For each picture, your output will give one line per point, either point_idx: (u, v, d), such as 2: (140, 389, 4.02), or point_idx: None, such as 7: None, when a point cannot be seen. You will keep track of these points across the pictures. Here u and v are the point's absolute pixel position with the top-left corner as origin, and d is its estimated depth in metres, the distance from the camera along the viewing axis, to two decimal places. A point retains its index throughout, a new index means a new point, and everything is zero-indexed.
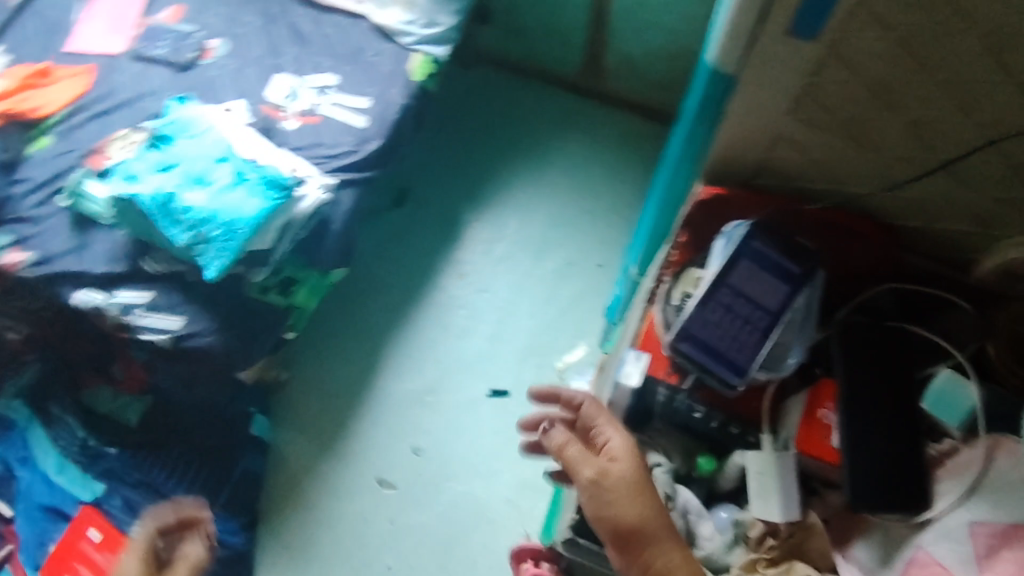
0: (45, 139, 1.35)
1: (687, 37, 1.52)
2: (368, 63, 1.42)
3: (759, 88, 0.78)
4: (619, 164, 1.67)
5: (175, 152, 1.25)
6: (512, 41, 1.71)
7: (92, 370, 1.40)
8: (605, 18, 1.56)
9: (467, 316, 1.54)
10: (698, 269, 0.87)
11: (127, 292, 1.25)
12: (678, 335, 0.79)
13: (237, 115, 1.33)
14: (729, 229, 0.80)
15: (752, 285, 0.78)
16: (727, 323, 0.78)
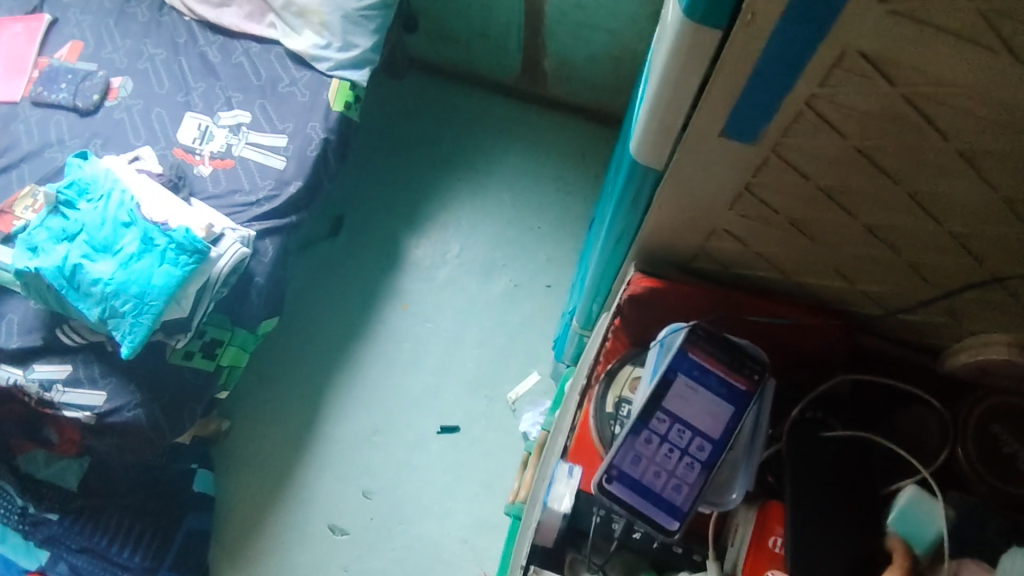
0: None
1: (631, 39, 1.38)
2: (283, 95, 1.34)
3: (700, 184, 0.72)
4: (566, 175, 1.58)
5: (77, 218, 1.17)
6: (443, 46, 1.59)
7: (24, 436, 1.33)
8: (540, 20, 1.43)
9: (414, 349, 1.48)
10: (633, 367, 0.88)
11: (45, 367, 1.18)
12: (607, 475, 0.74)
13: (144, 168, 1.26)
14: (663, 338, 0.80)
15: (687, 408, 0.76)
16: (661, 459, 0.74)
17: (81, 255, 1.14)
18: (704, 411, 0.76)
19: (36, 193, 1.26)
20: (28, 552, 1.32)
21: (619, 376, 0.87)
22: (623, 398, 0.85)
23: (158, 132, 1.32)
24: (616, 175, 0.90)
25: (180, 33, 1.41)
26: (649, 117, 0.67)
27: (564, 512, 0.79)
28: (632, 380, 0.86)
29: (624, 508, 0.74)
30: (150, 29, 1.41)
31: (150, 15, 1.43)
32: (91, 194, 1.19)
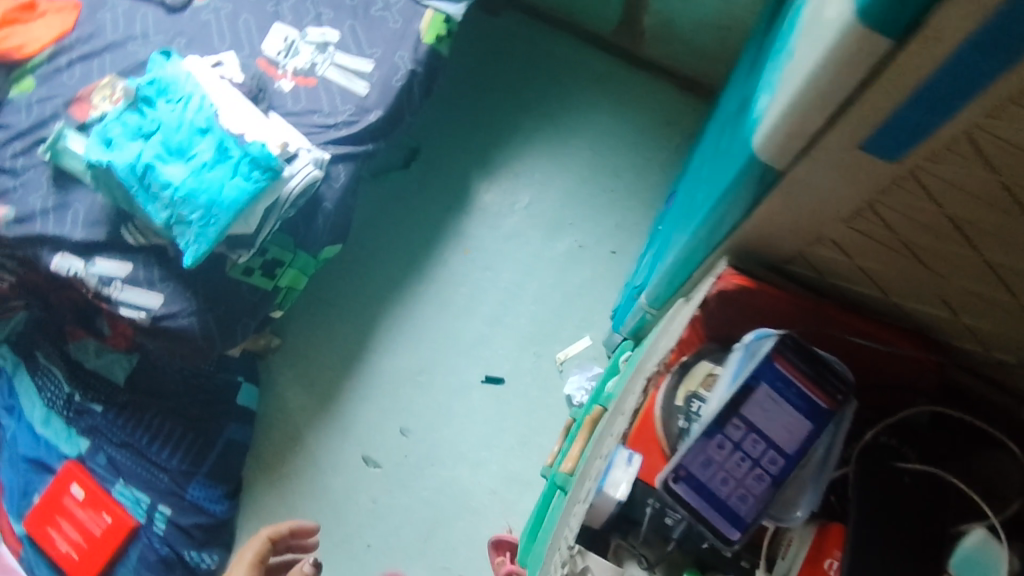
0: (28, 81, 1.31)
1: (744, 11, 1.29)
2: (374, 19, 1.29)
3: (810, 194, 0.67)
4: (649, 140, 1.52)
5: (154, 117, 1.15)
6: None
7: (79, 325, 1.37)
8: None
9: (469, 295, 1.46)
10: (709, 364, 0.85)
11: (105, 263, 1.19)
12: (673, 473, 0.72)
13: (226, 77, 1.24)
14: (750, 342, 0.77)
15: (765, 419, 0.73)
16: (731, 466, 0.72)
17: (153, 155, 1.12)
18: (781, 425, 0.72)
19: (115, 83, 1.25)
20: (69, 437, 1.37)
21: (693, 371, 0.84)
22: (694, 394, 0.83)
23: (243, 39, 1.29)
24: (720, 167, 0.85)
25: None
26: (781, 118, 0.61)
27: (619, 499, 0.77)
28: (708, 377, 0.83)
29: (687, 510, 0.72)
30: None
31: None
32: (170, 94, 1.16)
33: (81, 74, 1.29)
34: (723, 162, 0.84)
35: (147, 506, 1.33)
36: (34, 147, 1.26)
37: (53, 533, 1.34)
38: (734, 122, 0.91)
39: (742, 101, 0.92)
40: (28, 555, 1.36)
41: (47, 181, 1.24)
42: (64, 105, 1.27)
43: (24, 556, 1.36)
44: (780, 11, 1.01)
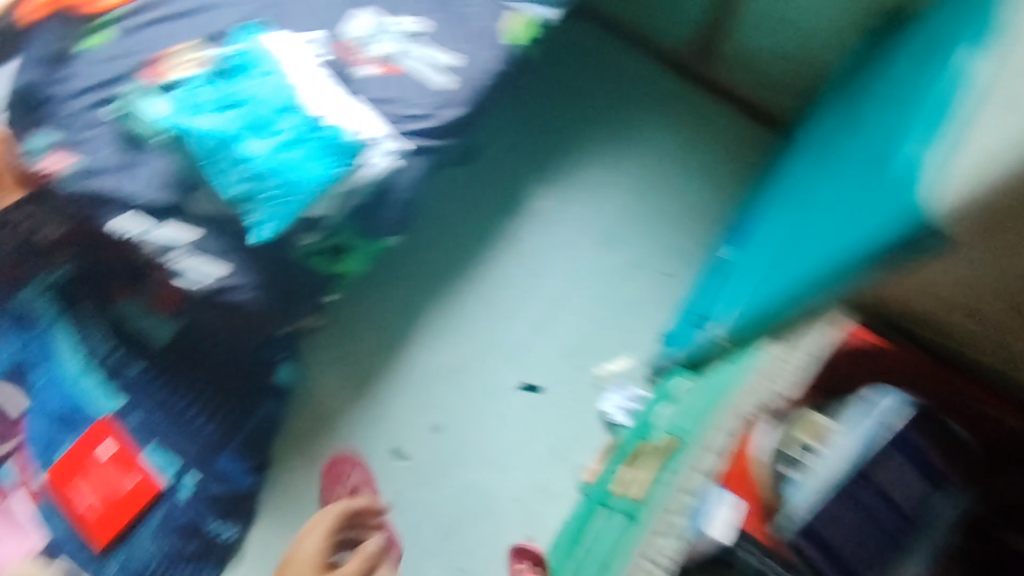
0: (100, 37, 1.29)
1: (828, 47, 1.32)
2: (463, 17, 1.30)
3: (960, 258, 0.73)
4: (711, 164, 1.51)
5: (237, 90, 1.13)
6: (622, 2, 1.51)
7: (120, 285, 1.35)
8: (733, 3, 1.37)
9: (515, 298, 1.46)
10: (823, 418, 0.99)
11: (167, 229, 1.17)
12: (802, 530, 0.90)
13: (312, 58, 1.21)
14: (880, 415, 0.94)
15: (892, 483, 0.89)
16: (861, 523, 0.88)
17: (236, 127, 1.10)
18: (902, 485, 0.89)
19: (191, 49, 1.26)
20: (104, 390, 1.37)
21: (803, 419, 0.99)
22: (808, 446, 0.96)
23: (327, 16, 1.27)
24: (826, 223, 0.81)
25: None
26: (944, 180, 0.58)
27: (727, 543, 0.91)
28: (820, 431, 0.97)
29: (807, 559, 0.89)
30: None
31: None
32: (257, 71, 1.15)
33: (159, 35, 1.28)
34: (829, 218, 0.82)
35: (178, 469, 1.34)
36: (100, 103, 1.23)
37: (77, 486, 1.32)
38: (853, 168, 0.89)
39: (865, 149, 0.91)
40: (42, 507, 1.32)
41: (116, 137, 1.22)
42: (138, 64, 1.25)
43: (39, 507, 1.32)
44: (892, 76, 1.02)
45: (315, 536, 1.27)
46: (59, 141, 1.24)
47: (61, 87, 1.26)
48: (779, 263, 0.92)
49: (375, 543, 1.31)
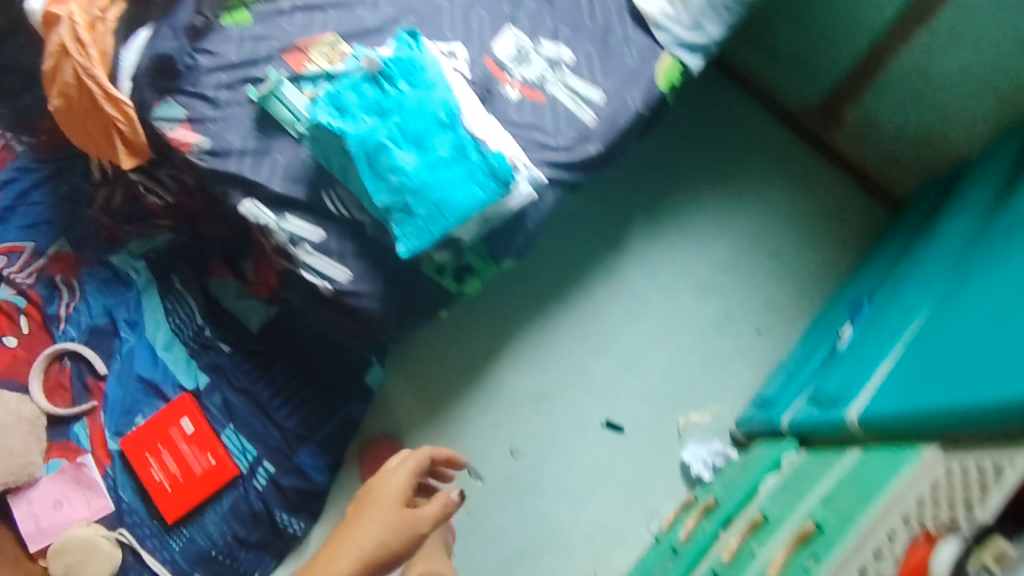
0: (243, 14, 1.30)
1: (964, 127, 1.31)
2: (612, 50, 1.26)
3: None
4: (817, 233, 1.51)
5: (393, 98, 1.11)
6: (757, 53, 1.49)
7: (222, 257, 1.39)
8: (872, 71, 1.34)
9: (607, 335, 1.45)
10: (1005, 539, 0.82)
11: (298, 222, 1.17)
12: None
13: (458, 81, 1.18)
14: None
15: None
16: None
17: (389, 138, 1.08)
18: None
19: (336, 43, 1.25)
20: (188, 367, 1.35)
21: (990, 542, 0.82)
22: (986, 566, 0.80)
23: (475, 33, 1.26)
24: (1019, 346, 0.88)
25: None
26: None
27: None
28: (1000, 552, 0.80)
29: None
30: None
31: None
32: (417, 82, 1.13)
33: (305, 26, 1.29)
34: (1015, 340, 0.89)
35: (253, 457, 1.31)
36: (247, 86, 1.25)
37: (151, 460, 1.30)
38: (1010, 286, 0.97)
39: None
40: (115, 473, 1.32)
41: (249, 122, 1.24)
42: (280, 52, 1.26)
43: (110, 473, 1.32)
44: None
45: (403, 470, 1.17)
46: (188, 117, 1.24)
47: (203, 63, 1.25)
48: (939, 368, 0.99)
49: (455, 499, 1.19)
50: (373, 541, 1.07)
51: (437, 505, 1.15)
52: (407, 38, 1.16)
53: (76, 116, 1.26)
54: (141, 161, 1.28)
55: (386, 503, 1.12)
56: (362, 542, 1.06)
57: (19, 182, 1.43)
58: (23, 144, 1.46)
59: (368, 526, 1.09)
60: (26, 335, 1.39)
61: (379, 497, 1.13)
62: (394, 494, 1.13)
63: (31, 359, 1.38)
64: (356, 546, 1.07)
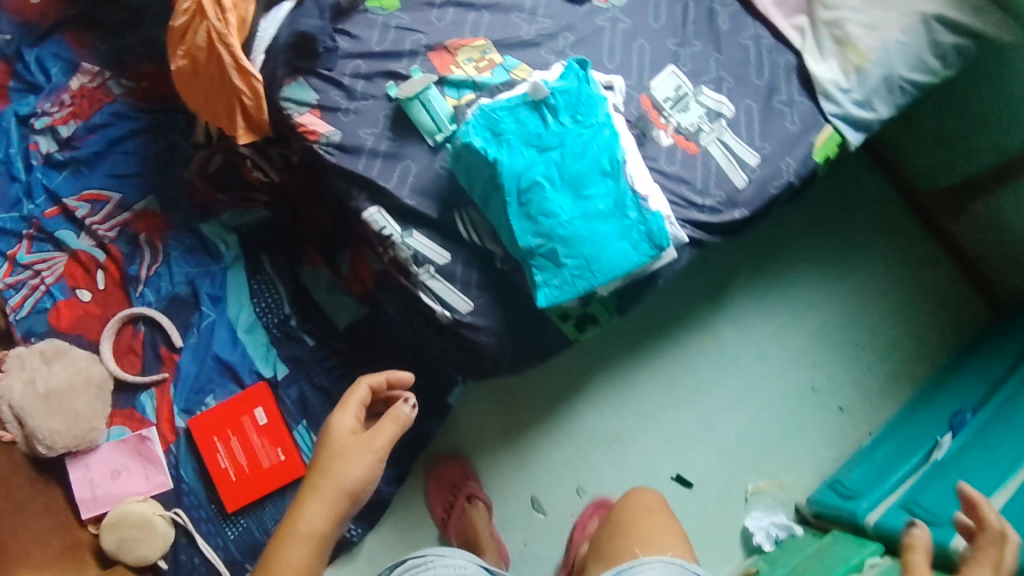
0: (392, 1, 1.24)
1: None
2: (774, 111, 1.20)
3: None
4: (920, 321, 1.47)
5: (556, 134, 1.04)
6: (899, 127, 1.43)
7: (319, 247, 1.34)
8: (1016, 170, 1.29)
9: (692, 386, 1.42)
10: None
11: (423, 240, 1.11)
12: None
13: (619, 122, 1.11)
14: None
15: None
16: None
17: (545, 177, 1.02)
18: None
19: (487, 51, 1.21)
20: (267, 356, 1.30)
21: None
22: None
23: (634, 67, 1.21)
24: None
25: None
26: None
27: None
28: None
29: None
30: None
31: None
32: (582, 119, 1.06)
33: (458, 23, 1.24)
34: None
35: None
36: (388, 81, 1.20)
37: (218, 446, 1.26)
38: None
39: None
40: (178, 451, 1.27)
41: (382, 119, 1.17)
42: (426, 50, 1.21)
43: (173, 450, 1.27)
44: None
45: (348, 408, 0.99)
46: (318, 103, 1.18)
47: (345, 47, 1.21)
48: None
49: (405, 413, 1.00)
50: (329, 481, 0.94)
51: (394, 422, 0.99)
52: (578, 67, 1.09)
53: (200, 82, 1.19)
54: (257, 139, 1.22)
55: (335, 445, 0.97)
56: (312, 520, 0.91)
57: (113, 129, 1.40)
58: (120, 87, 1.43)
59: (327, 468, 0.95)
60: (101, 291, 1.35)
61: (327, 482, 0.93)
62: (337, 438, 0.97)
63: (103, 317, 1.34)
64: (295, 529, 0.91)
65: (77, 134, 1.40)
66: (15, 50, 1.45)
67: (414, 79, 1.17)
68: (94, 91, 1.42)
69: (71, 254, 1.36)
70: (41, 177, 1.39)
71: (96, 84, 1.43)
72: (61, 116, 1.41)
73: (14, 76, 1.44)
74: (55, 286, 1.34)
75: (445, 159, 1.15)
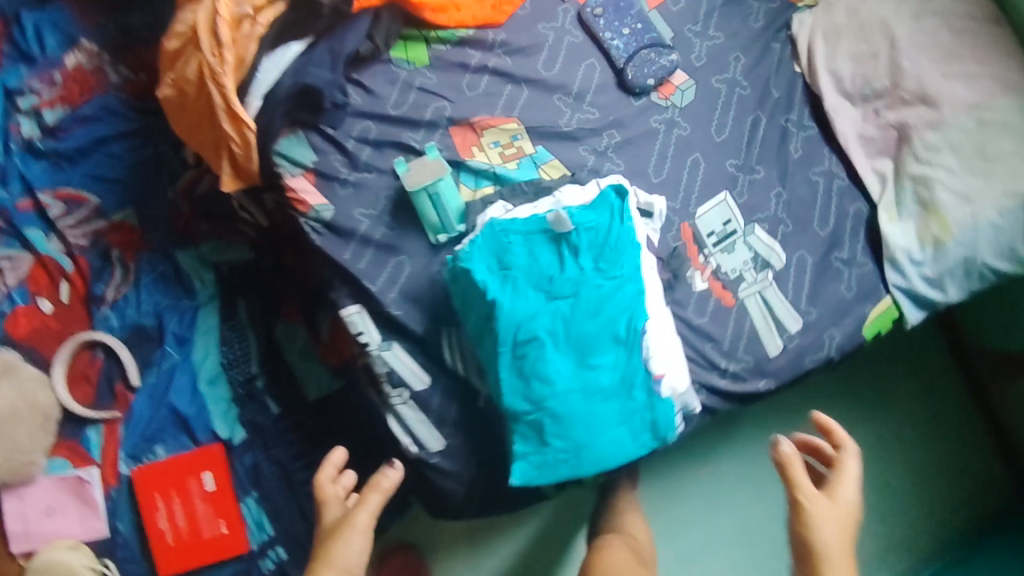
0: (423, 57, 1.06)
1: None
2: (831, 269, 1.03)
3: None
4: (946, 515, 1.34)
5: (571, 281, 0.90)
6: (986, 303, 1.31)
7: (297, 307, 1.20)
8: None
9: (682, 533, 1.29)
10: None
11: (403, 357, 0.98)
12: None
13: (649, 269, 0.95)
14: None
15: None
16: None
17: (547, 334, 0.88)
18: None
19: (518, 137, 1.05)
20: (226, 415, 1.19)
21: None
22: None
23: (681, 186, 1.04)
24: None
25: (782, 80, 1.09)
26: None
27: None
28: None
29: None
30: (753, 48, 1.09)
31: (764, 28, 1.11)
32: (605, 267, 0.91)
33: (493, 95, 1.06)
34: None
35: (267, 537, 1.17)
36: (398, 154, 1.04)
37: (159, 504, 1.17)
38: None
39: None
40: (118, 499, 1.18)
41: (383, 200, 1.03)
42: (448, 123, 1.04)
43: (113, 496, 1.18)
44: None
45: (328, 502, 1.00)
46: (315, 167, 1.03)
47: (356, 104, 1.04)
48: None
49: (388, 480, 1.00)
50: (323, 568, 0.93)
51: (379, 492, 0.99)
52: (614, 201, 0.94)
53: (186, 115, 1.03)
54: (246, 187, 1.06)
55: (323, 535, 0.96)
56: None
57: (102, 125, 1.26)
58: (119, 76, 1.29)
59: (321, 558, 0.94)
60: (65, 305, 1.23)
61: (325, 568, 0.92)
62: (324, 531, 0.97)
63: (61, 334, 1.22)
64: None
65: (63, 124, 1.26)
66: (13, 13, 1.31)
67: (425, 164, 1.01)
68: (89, 74, 1.28)
69: (36, 257, 1.24)
70: (19, 164, 1.25)
71: (92, 67, 1.28)
72: (50, 98, 1.27)
73: (9, 41, 1.30)
74: (17, 290, 1.22)
75: (444, 262, 1.01)
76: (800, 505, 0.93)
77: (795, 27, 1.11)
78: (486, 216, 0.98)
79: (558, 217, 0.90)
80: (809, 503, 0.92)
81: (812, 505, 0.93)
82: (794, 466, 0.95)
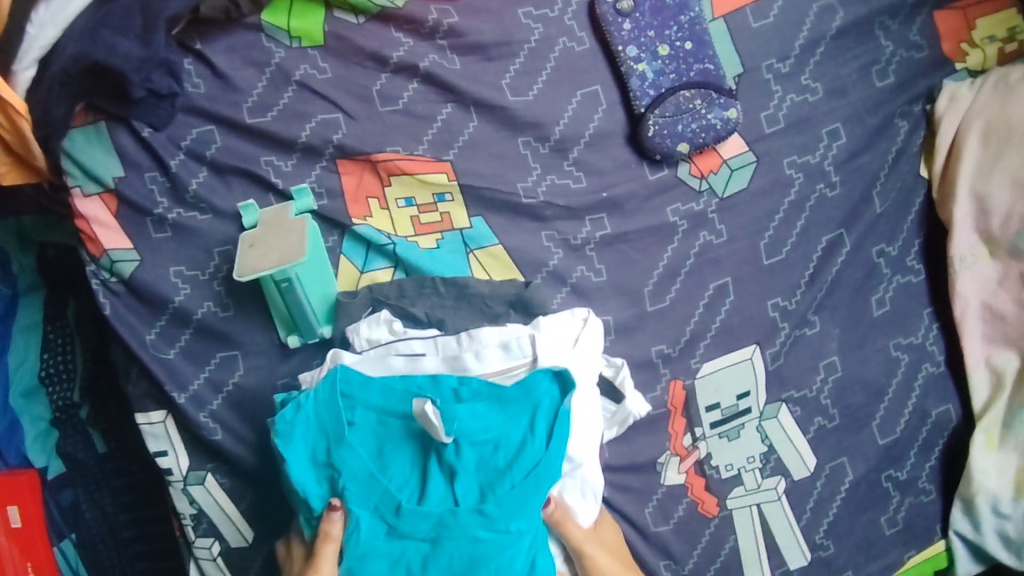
0: (314, 27, 0.62)
1: None
2: (872, 489, 0.69)
3: None
4: None
5: (429, 520, 0.56)
6: None
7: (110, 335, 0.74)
8: None
9: None
10: None
11: (222, 498, 0.67)
12: None
13: (573, 501, 0.60)
14: None
15: None
16: None
17: None
18: None
19: (446, 197, 0.65)
20: (42, 442, 0.77)
21: None
22: None
23: (686, 326, 0.67)
24: None
25: (891, 186, 0.73)
26: None
27: None
28: None
29: None
30: (867, 117, 0.72)
31: (890, 92, 0.74)
32: (491, 513, 0.55)
33: (420, 119, 0.65)
34: None
35: None
36: (250, 190, 0.64)
37: None
38: None
39: None
40: None
41: (217, 258, 0.64)
42: (335, 152, 0.64)
43: None
44: None
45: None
46: (116, 186, 0.63)
47: (194, 93, 0.62)
48: None
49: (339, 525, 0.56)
50: None
51: (334, 544, 0.56)
52: (539, 400, 0.58)
53: None
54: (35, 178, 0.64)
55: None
56: None
57: None
58: None
59: None
60: None
61: None
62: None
63: None
64: None
65: None
66: None
67: (275, 232, 0.61)
68: None
69: None
70: None
71: None
72: None
73: None
74: None
75: (293, 378, 0.66)
76: (588, 564, 0.59)
77: (943, 108, 0.74)
78: (337, 356, 0.60)
79: (428, 416, 0.55)
80: (597, 553, 0.59)
81: (601, 556, 0.59)
82: (573, 519, 0.59)
